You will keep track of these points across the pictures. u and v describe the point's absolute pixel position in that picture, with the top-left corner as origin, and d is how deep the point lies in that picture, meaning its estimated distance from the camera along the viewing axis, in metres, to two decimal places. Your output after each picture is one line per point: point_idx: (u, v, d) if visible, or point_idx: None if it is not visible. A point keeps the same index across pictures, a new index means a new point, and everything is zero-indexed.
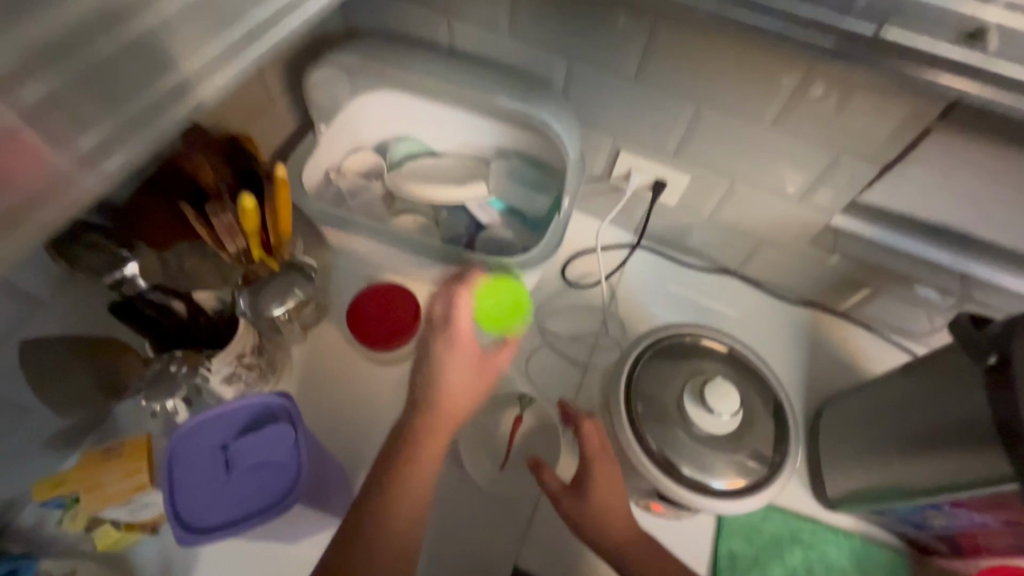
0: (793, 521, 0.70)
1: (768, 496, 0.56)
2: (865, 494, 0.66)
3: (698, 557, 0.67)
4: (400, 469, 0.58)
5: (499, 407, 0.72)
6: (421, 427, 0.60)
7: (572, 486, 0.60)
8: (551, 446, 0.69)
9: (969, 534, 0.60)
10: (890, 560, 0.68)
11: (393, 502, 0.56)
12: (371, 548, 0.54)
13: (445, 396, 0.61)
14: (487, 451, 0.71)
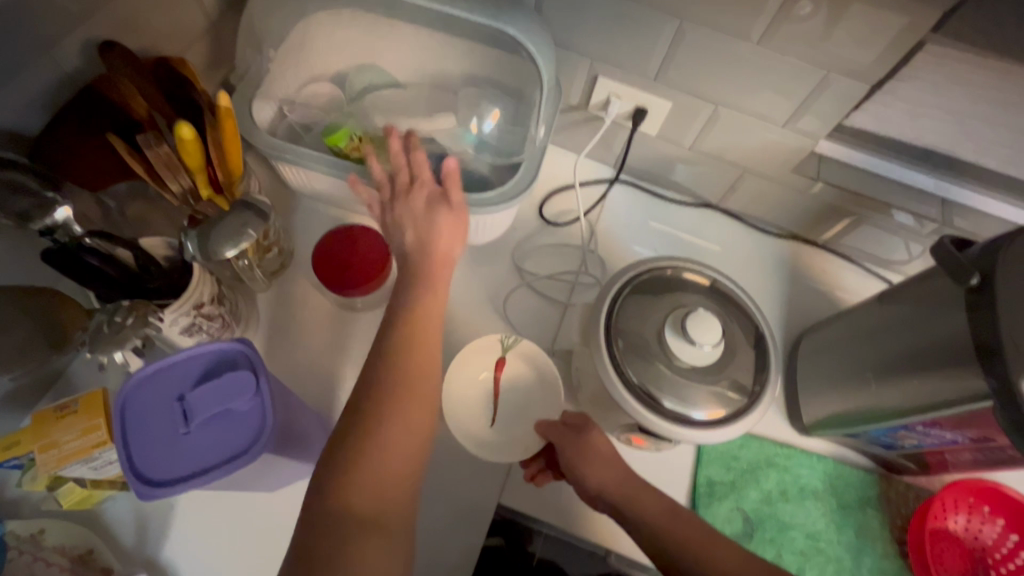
0: (770, 448, 0.72)
1: (745, 424, 0.57)
2: (840, 418, 0.67)
3: (677, 484, 0.69)
4: (393, 370, 0.51)
5: (480, 355, 0.68)
6: (407, 330, 0.54)
7: (577, 438, 0.59)
8: (539, 391, 0.67)
9: (936, 452, 0.62)
10: (858, 479, 0.71)
11: (392, 400, 0.50)
12: (372, 467, 0.47)
13: (425, 299, 0.56)
14: (475, 409, 0.66)
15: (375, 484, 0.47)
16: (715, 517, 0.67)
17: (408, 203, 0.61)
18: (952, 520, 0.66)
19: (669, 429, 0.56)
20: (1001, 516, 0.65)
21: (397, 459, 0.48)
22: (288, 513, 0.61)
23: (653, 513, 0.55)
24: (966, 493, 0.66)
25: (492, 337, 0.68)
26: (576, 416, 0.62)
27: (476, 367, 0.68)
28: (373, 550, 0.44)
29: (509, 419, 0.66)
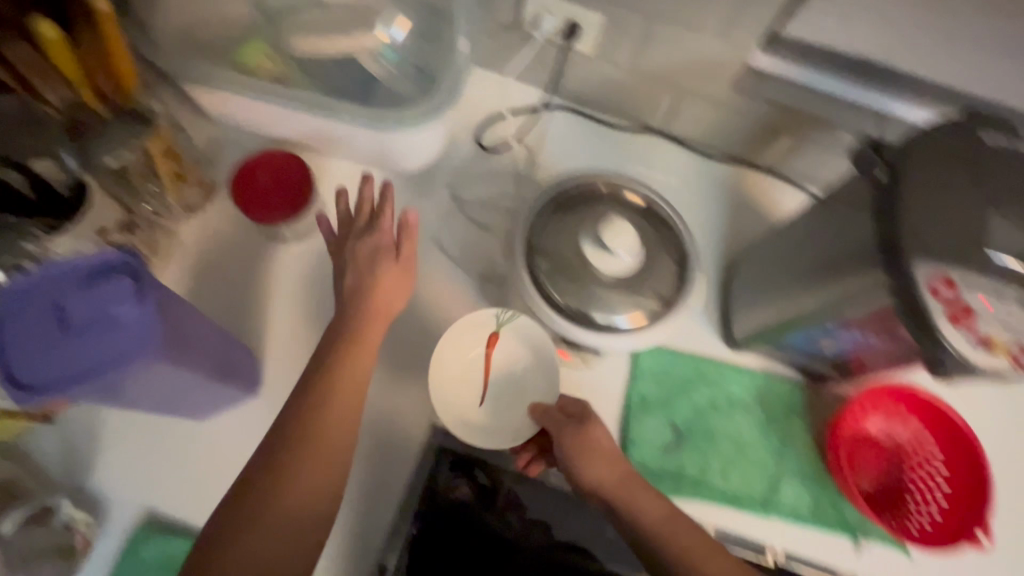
0: (702, 363, 0.73)
1: (664, 331, 0.57)
2: (765, 332, 0.69)
3: (610, 399, 0.70)
4: (302, 428, 0.50)
5: (470, 332, 0.64)
6: (325, 386, 0.52)
7: (578, 423, 0.59)
8: (531, 372, 0.64)
9: (855, 356, 0.64)
10: (786, 391, 0.73)
11: (298, 464, 0.48)
12: (265, 527, 0.46)
13: (347, 364, 0.53)
14: (461, 387, 0.64)
15: (269, 547, 0.45)
16: (645, 432, 0.69)
17: (358, 250, 0.58)
18: (870, 422, 0.69)
19: (584, 335, 0.57)
20: (918, 419, 0.69)
21: (293, 522, 0.47)
22: (229, 442, 0.63)
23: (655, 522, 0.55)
24: (885, 396, 0.68)
25: (484, 312, 0.64)
26: (571, 405, 0.61)
27: (467, 343, 0.64)
28: None
29: (499, 400, 0.64)
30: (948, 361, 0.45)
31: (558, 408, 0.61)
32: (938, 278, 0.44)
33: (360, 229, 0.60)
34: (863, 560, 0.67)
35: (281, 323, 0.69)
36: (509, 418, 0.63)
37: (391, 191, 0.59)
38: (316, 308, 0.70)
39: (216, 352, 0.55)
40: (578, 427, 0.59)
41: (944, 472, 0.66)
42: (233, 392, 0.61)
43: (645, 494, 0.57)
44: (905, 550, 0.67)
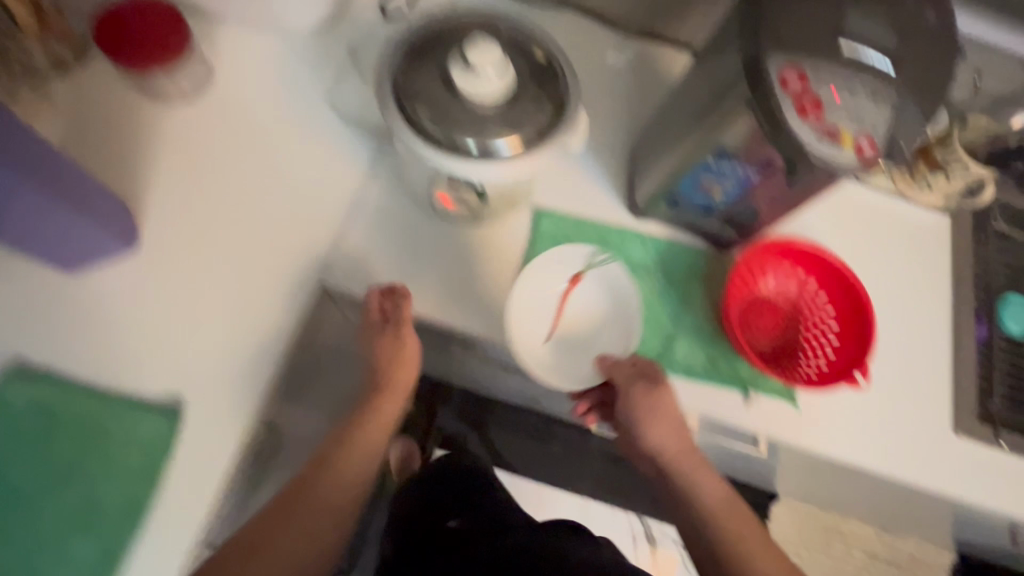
0: (603, 228, 0.73)
1: (544, 158, 0.57)
2: (662, 190, 0.67)
3: (507, 261, 0.70)
4: (337, 444, 0.65)
5: (559, 269, 0.69)
6: (362, 428, 0.66)
7: (648, 379, 0.64)
8: (607, 315, 0.70)
9: (744, 201, 0.63)
10: (687, 254, 0.73)
11: (325, 476, 0.62)
12: (286, 537, 0.59)
13: (379, 406, 0.68)
14: (538, 316, 0.68)
15: (292, 534, 0.59)
16: (541, 291, 0.69)
17: (371, 339, 0.66)
18: (766, 281, 0.71)
19: (451, 162, 0.55)
20: (814, 278, 0.70)
21: (311, 523, 0.60)
22: (105, 294, 0.62)
23: (715, 502, 0.65)
24: (778, 254, 0.70)
25: (581, 251, 0.69)
26: (646, 364, 0.66)
27: (554, 278, 0.69)
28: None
29: (567, 339, 0.69)
30: (800, 159, 0.45)
31: (631, 363, 0.66)
32: (791, 69, 0.44)
33: (374, 322, 0.65)
34: (752, 412, 0.68)
35: (162, 184, 0.67)
36: (573, 355, 0.69)
37: (405, 293, 0.65)
38: (200, 168, 0.68)
39: (76, 194, 0.54)
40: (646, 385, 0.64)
41: (834, 325, 0.69)
42: (109, 242, 0.60)
43: (705, 472, 0.66)
44: (796, 403, 0.69)
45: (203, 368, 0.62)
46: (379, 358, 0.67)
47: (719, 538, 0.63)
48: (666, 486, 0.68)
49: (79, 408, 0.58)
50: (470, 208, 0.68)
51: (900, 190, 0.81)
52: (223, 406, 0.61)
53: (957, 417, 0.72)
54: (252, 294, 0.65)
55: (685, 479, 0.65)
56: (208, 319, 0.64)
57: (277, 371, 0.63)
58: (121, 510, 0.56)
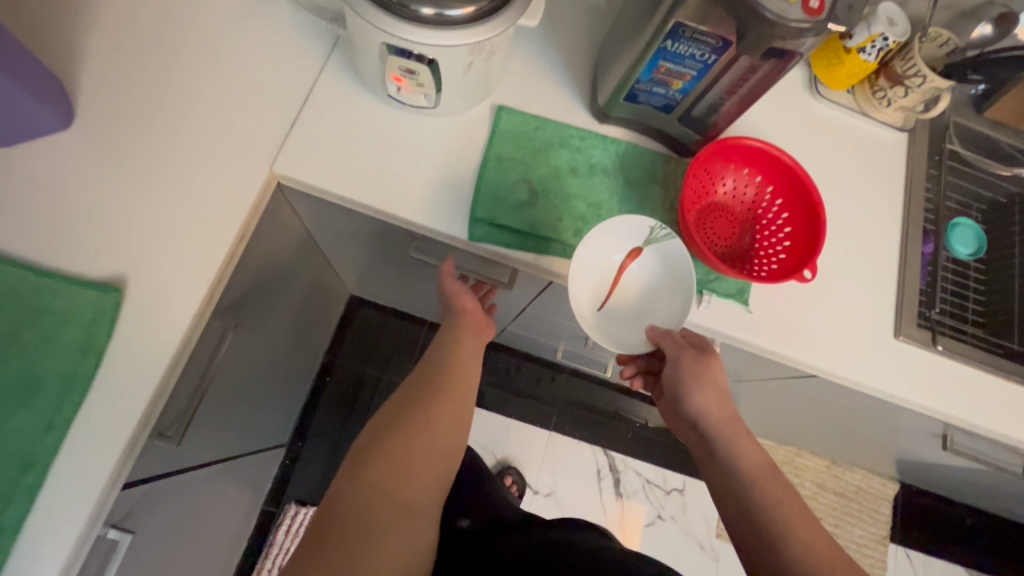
0: (566, 130, 0.72)
1: (502, 26, 0.55)
2: (619, 85, 0.66)
3: (467, 159, 0.69)
4: (428, 387, 0.68)
5: (618, 239, 0.67)
6: (442, 372, 0.70)
7: (700, 352, 0.68)
8: (660, 286, 0.69)
9: (702, 92, 0.63)
10: (647, 157, 0.73)
11: (425, 415, 0.65)
12: (399, 463, 0.60)
13: (453, 357, 0.72)
14: (597, 286, 0.69)
15: (410, 464, 0.61)
16: (500, 185, 0.68)
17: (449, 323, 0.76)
18: (724, 185, 0.72)
19: (397, 28, 0.53)
20: (772, 185, 0.72)
21: (429, 453, 0.63)
22: (47, 166, 0.62)
23: (754, 466, 0.67)
24: (734, 159, 0.71)
25: (644, 224, 0.67)
26: (694, 337, 0.70)
27: (612, 248, 0.67)
28: (384, 515, 0.57)
29: (619, 309, 0.70)
30: (754, 18, 0.49)
31: (679, 335, 0.69)
32: None
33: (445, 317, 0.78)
34: (703, 309, 0.70)
35: (110, 65, 0.66)
36: (623, 325, 0.69)
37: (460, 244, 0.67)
38: (151, 54, 0.67)
39: (15, 61, 0.53)
40: (701, 356, 0.68)
41: (786, 229, 0.70)
42: (46, 115, 0.59)
43: (745, 438, 0.69)
44: (746, 304, 0.71)
45: (150, 250, 0.60)
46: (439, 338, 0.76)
47: (751, 488, 0.65)
48: (701, 447, 0.71)
49: (14, 281, 0.56)
50: (420, 83, 0.62)
51: (860, 106, 0.83)
52: (171, 286, 0.59)
53: (901, 323, 0.74)
54: (202, 180, 0.64)
55: (724, 441, 0.69)
56: (156, 203, 0.62)
57: (229, 255, 0.62)
58: (63, 381, 0.54)
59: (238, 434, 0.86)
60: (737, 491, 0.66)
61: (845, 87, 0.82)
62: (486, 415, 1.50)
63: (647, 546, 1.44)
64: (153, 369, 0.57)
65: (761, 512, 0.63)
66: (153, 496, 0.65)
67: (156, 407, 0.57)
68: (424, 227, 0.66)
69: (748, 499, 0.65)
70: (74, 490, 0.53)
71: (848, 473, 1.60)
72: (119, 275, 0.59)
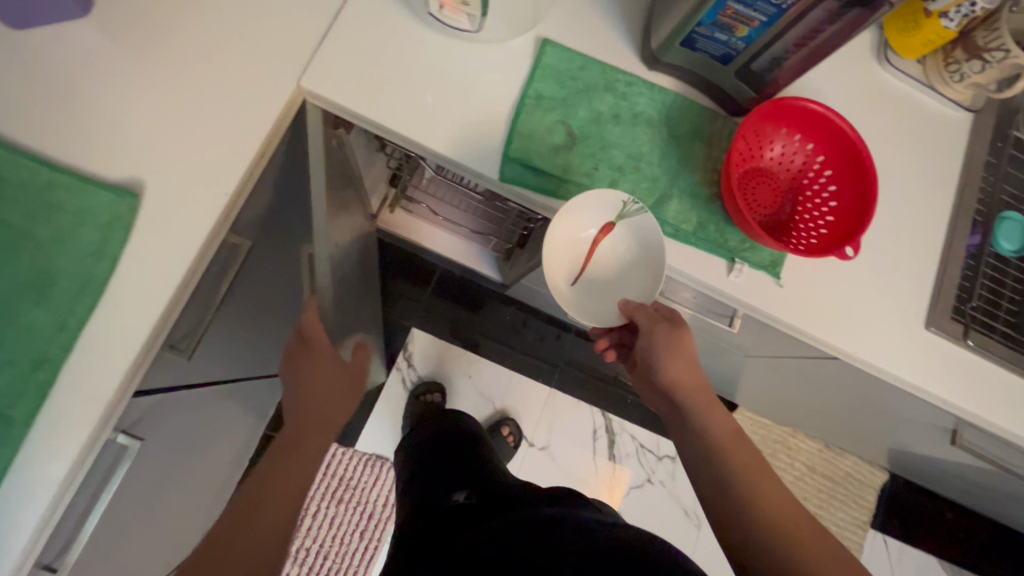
0: (611, 73, 0.67)
1: None
2: (675, 28, 0.60)
3: (504, 93, 0.65)
4: (295, 417, 0.71)
5: (589, 213, 0.63)
6: (303, 409, 0.71)
7: (669, 326, 0.65)
8: (635, 261, 0.66)
9: (767, 41, 0.58)
10: (694, 111, 0.68)
11: (285, 459, 0.66)
12: (247, 507, 0.62)
13: (292, 429, 0.69)
14: (568, 260, 0.67)
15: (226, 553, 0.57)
16: (536, 125, 0.64)
17: (312, 362, 0.74)
18: (772, 150, 0.68)
19: None
20: (822, 154, 0.68)
21: (277, 496, 0.63)
22: (62, 55, 0.58)
23: (725, 435, 0.65)
24: (786, 123, 0.67)
25: (616, 198, 0.63)
26: (667, 310, 0.67)
27: (583, 223, 0.64)
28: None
29: (594, 283, 0.68)
30: None
31: (652, 309, 0.66)
32: None
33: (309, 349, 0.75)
34: (733, 278, 0.67)
35: None
36: (597, 297, 0.68)
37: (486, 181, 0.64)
38: None
39: None
40: (671, 329, 0.65)
41: (831, 203, 0.67)
42: None
43: (717, 408, 0.66)
44: (779, 278, 0.68)
45: (168, 157, 0.58)
46: (296, 399, 0.72)
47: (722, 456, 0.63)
48: (674, 421, 0.68)
49: (26, 174, 0.53)
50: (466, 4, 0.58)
51: (929, 79, 0.77)
52: (188, 197, 0.57)
53: (933, 312, 0.72)
54: (225, 88, 0.60)
55: (697, 412, 0.66)
56: (176, 109, 0.59)
57: (249, 171, 0.59)
58: (75, 283, 0.53)
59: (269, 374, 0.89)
60: (710, 461, 0.64)
61: (915, 57, 0.76)
62: (489, 365, 1.51)
63: (632, 506, 1.48)
64: (167, 282, 0.55)
65: (736, 483, 0.61)
66: (160, 408, 0.66)
67: (169, 319, 0.56)
68: (454, 162, 0.63)
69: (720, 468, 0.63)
70: (84, 393, 0.53)
71: (840, 458, 1.62)
72: (135, 180, 0.57)
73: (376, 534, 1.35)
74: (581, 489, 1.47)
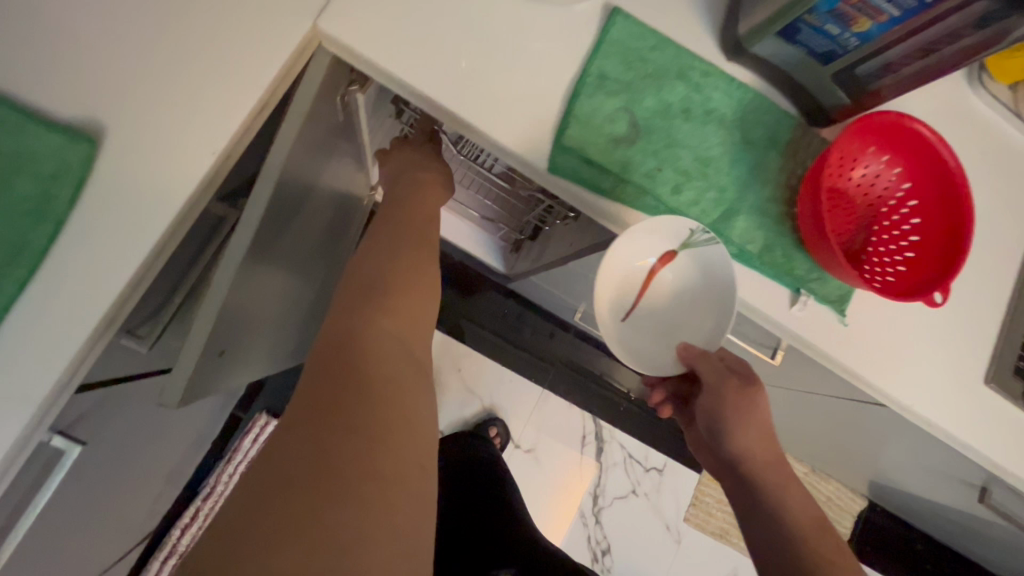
0: (688, 58, 0.57)
1: None
2: (778, 14, 0.50)
3: (563, 68, 0.55)
4: (388, 266, 0.55)
5: (649, 240, 0.55)
6: (399, 259, 0.57)
7: (741, 384, 0.58)
8: (697, 297, 0.58)
9: (889, 41, 0.48)
10: (774, 115, 0.59)
11: (381, 302, 0.51)
12: (354, 357, 0.45)
13: (390, 271, 0.55)
14: (623, 291, 0.58)
15: (347, 404, 0.42)
16: (596, 111, 0.54)
17: (406, 151, 0.70)
18: (861, 168, 0.59)
19: None
20: (911, 180, 0.59)
21: (391, 349, 0.48)
22: None
23: (810, 525, 0.55)
24: (880, 140, 0.58)
25: (682, 223, 0.54)
26: (736, 365, 0.59)
27: (641, 250, 0.56)
28: (330, 452, 0.39)
29: (648, 318, 0.59)
30: None
31: (719, 360, 0.58)
32: None
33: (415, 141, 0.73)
34: (795, 312, 0.59)
35: None
36: (652, 335, 0.59)
37: (529, 170, 0.54)
38: None
39: None
40: (744, 388, 0.58)
41: (913, 237, 0.59)
42: None
43: (793, 483, 0.57)
44: (842, 315, 0.60)
45: (141, 99, 0.46)
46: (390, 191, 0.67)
47: (803, 549, 0.53)
48: (740, 495, 0.60)
49: None
50: None
51: (1017, 106, 0.69)
52: (163, 152, 0.45)
53: (995, 367, 0.65)
54: (222, 21, 0.48)
55: (771, 490, 0.57)
56: (155, 38, 0.47)
57: (244, 126, 0.48)
58: (5, 249, 0.41)
59: (254, 369, 0.79)
60: (783, 547, 0.54)
61: (1009, 81, 0.69)
62: (481, 359, 1.41)
63: (613, 517, 1.43)
64: (129, 254, 0.44)
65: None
66: (107, 399, 0.55)
67: (128, 300, 0.45)
68: (495, 142, 0.52)
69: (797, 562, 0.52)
70: (6, 392, 0.41)
71: (825, 484, 1.59)
72: (94, 124, 0.45)
73: None
74: (564, 495, 1.41)
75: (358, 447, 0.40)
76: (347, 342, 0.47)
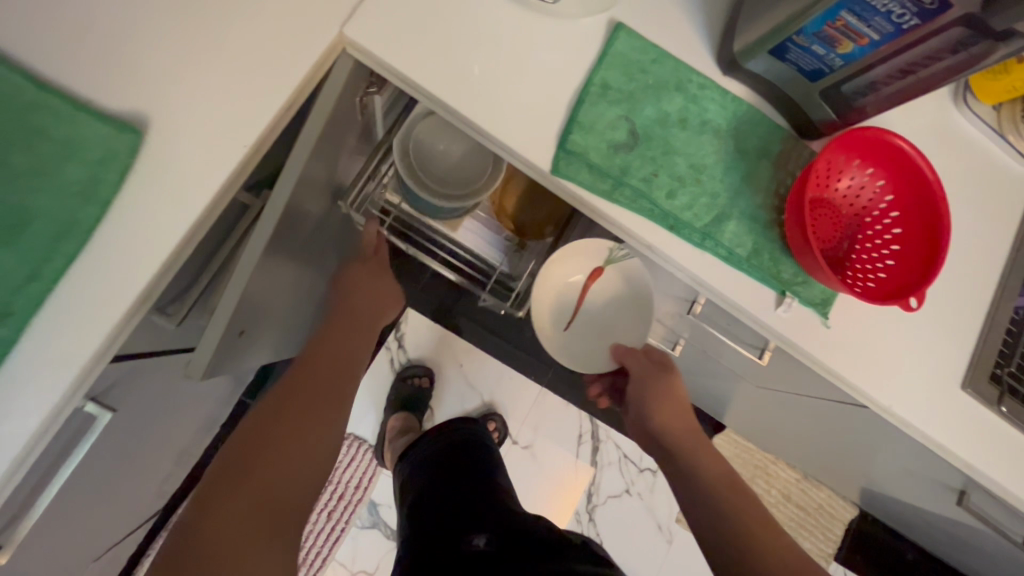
0: (685, 72, 0.61)
1: None
2: (770, 33, 0.54)
3: (568, 78, 0.58)
4: (309, 375, 0.73)
5: (579, 260, 0.80)
6: (314, 363, 0.74)
7: (658, 367, 0.78)
8: (621, 304, 0.81)
9: (870, 62, 0.52)
10: (766, 127, 0.63)
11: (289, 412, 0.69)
12: (253, 460, 0.63)
13: (304, 380, 0.73)
14: (563, 304, 0.83)
15: (238, 498, 0.60)
16: (597, 119, 0.58)
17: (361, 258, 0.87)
18: (844, 181, 0.63)
19: None
20: (893, 192, 0.63)
21: (289, 452, 0.66)
22: None
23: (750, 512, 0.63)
24: (863, 155, 0.62)
25: None
26: (655, 358, 0.79)
27: (573, 269, 0.81)
28: (219, 534, 0.57)
29: (585, 318, 0.83)
30: None
31: (643, 357, 0.78)
32: None
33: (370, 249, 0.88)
34: (781, 312, 0.62)
35: None
36: (587, 335, 0.84)
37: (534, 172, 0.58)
38: None
39: None
40: (659, 372, 0.77)
41: (894, 246, 0.63)
42: None
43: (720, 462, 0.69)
44: (825, 318, 0.63)
45: (181, 94, 0.50)
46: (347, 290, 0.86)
47: (738, 529, 0.62)
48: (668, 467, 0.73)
49: (11, 91, 0.45)
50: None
51: (1000, 126, 0.72)
52: (198, 144, 0.50)
53: (971, 371, 0.68)
54: (255, 26, 0.52)
55: (693, 459, 0.70)
56: (195, 40, 0.51)
57: (272, 123, 0.52)
58: (56, 227, 0.45)
59: (266, 353, 0.83)
60: (721, 525, 0.63)
61: (992, 102, 0.72)
62: (481, 356, 1.45)
63: (606, 514, 1.46)
64: (165, 235, 0.48)
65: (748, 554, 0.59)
66: (135, 372, 0.59)
67: (161, 278, 0.49)
68: (503, 145, 0.56)
69: (731, 543, 0.61)
70: (51, 357, 0.45)
71: (815, 490, 1.62)
72: (138, 117, 0.49)
73: (343, 516, 1.30)
74: (558, 491, 1.44)
75: (242, 532, 0.58)
76: (247, 443, 0.65)
